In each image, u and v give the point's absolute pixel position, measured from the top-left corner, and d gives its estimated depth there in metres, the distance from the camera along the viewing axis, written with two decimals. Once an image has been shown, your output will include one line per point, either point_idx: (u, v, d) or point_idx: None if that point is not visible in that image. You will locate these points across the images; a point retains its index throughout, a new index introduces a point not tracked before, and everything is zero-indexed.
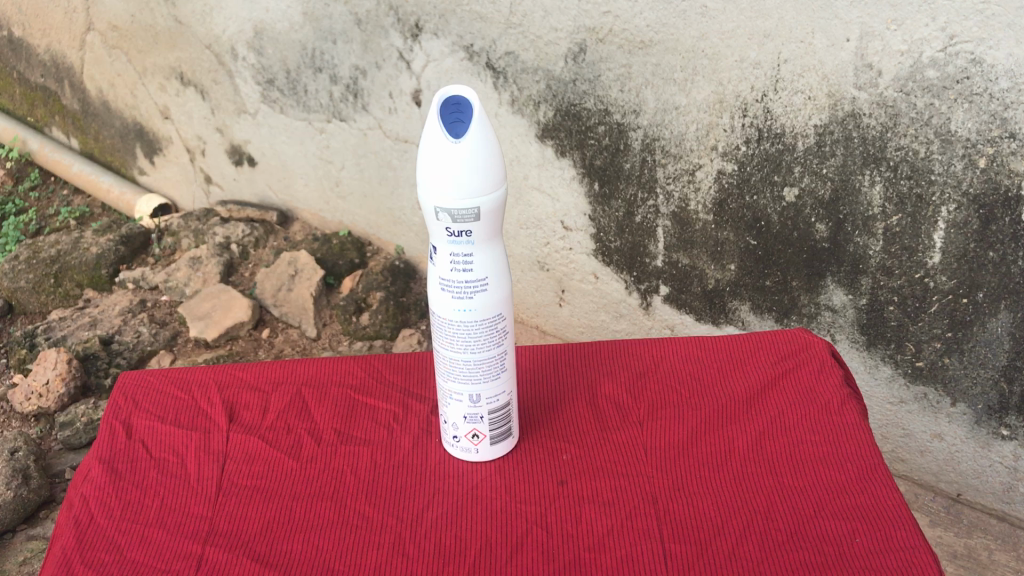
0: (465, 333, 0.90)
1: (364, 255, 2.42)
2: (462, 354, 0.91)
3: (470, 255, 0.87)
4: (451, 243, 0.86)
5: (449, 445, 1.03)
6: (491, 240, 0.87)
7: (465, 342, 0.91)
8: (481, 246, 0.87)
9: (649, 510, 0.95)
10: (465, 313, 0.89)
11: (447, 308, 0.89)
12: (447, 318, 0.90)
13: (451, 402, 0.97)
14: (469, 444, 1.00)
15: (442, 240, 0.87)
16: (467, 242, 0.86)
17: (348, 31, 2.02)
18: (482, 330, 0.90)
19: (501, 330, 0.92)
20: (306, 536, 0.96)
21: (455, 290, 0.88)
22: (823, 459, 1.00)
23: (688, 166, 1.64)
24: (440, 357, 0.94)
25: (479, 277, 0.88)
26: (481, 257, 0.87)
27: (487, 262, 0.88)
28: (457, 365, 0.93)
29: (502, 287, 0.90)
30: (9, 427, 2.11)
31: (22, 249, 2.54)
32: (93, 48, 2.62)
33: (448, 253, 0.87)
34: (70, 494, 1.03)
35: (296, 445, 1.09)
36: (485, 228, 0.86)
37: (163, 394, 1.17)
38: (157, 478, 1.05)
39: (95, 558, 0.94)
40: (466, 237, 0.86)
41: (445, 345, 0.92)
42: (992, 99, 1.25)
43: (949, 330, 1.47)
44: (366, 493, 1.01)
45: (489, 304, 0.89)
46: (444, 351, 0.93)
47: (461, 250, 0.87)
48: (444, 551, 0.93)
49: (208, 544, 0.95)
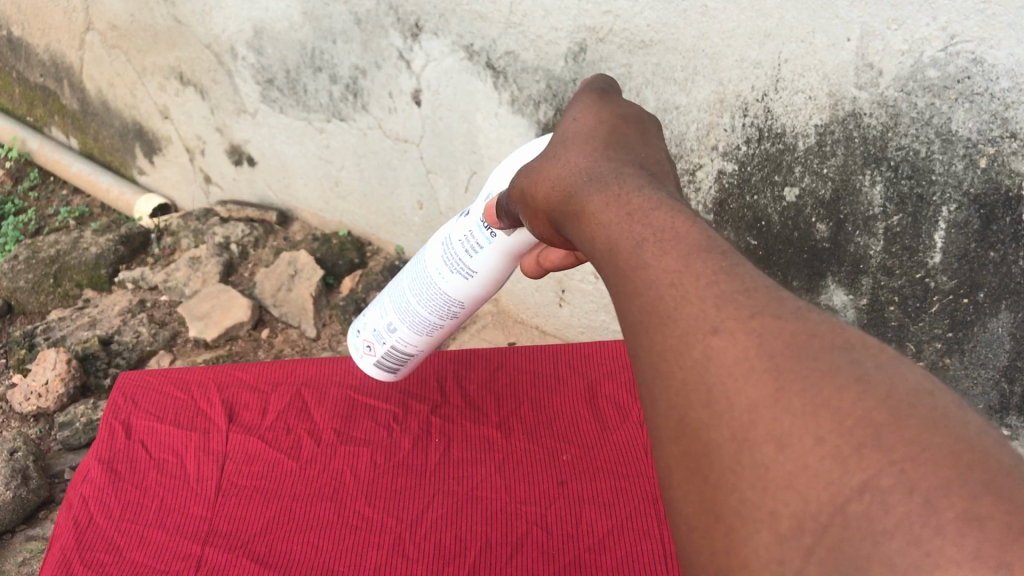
0: (431, 284, 1.10)
1: (364, 255, 2.40)
2: (419, 293, 1.11)
3: (479, 248, 1.05)
4: (476, 226, 1.04)
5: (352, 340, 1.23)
6: (503, 254, 1.05)
7: (426, 289, 1.10)
8: (489, 250, 1.04)
9: (646, 511, 1.07)
10: (442, 274, 1.08)
11: (437, 258, 1.09)
12: (432, 264, 1.09)
13: (382, 307, 1.17)
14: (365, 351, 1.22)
15: (475, 220, 1.05)
16: (484, 237, 1.04)
17: (348, 31, 2.01)
18: (441, 296, 1.10)
19: (445, 308, 1.11)
20: (306, 537, 1.06)
21: (452, 255, 1.07)
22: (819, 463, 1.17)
23: (688, 167, 1.64)
24: (404, 279, 1.13)
25: (472, 267, 1.06)
26: (484, 256, 1.05)
27: (484, 264, 1.05)
28: (408, 296, 1.12)
29: (475, 287, 1.08)
30: (9, 427, 2.11)
31: (22, 249, 2.53)
32: (93, 48, 2.61)
33: (469, 229, 1.05)
34: (70, 494, 1.14)
35: (295, 446, 1.20)
36: (504, 243, 1.03)
37: (162, 394, 1.29)
38: (157, 477, 1.16)
39: (95, 558, 1.05)
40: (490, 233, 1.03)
41: (414, 278, 1.12)
42: (992, 99, 1.23)
43: (949, 330, 1.45)
44: (365, 494, 1.12)
45: (453, 286, 1.08)
46: (410, 279, 1.12)
47: (480, 239, 1.04)
48: (444, 552, 1.03)
49: (208, 545, 1.05)
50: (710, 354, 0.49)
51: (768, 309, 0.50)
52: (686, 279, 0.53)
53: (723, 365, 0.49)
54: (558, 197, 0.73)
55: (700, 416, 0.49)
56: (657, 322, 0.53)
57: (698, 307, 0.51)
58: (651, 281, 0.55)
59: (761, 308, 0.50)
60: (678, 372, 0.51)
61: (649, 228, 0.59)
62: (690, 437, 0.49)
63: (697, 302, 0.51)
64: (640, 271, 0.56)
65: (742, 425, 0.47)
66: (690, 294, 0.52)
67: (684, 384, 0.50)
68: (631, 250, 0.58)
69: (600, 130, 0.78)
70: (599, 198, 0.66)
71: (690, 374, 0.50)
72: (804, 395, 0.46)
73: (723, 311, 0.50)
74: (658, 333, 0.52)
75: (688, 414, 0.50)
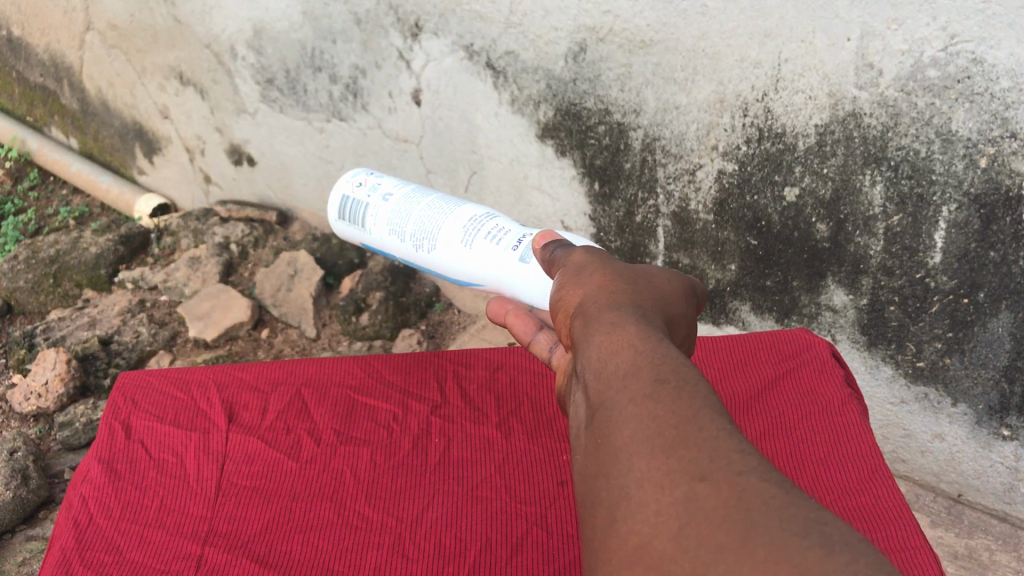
0: (440, 218, 1.23)
1: (363, 255, 2.40)
2: (433, 213, 1.25)
3: (492, 241, 1.17)
4: (513, 235, 1.16)
5: (373, 183, 1.37)
6: (497, 267, 1.16)
7: (435, 217, 1.24)
8: (490, 248, 1.17)
9: None
10: (455, 222, 1.22)
11: (471, 215, 1.22)
12: (465, 214, 1.22)
13: (401, 192, 1.32)
14: (364, 198, 1.36)
15: (518, 232, 1.17)
16: (503, 242, 1.16)
17: (348, 31, 2.01)
18: (432, 228, 1.24)
19: (426, 235, 1.25)
20: (306, 537, 1.06)
21: (481, 226, 1.19)
22: (818, 472, 1.20)
23: (688, 166, 1.63)
24: (440, 202, 1.27)
25: (472, 243, 1.19)
26: (482, 245, 1.18)
27: (476, 249, 1.18)
28: (428, 209, 1.26)
29: (449, 254, 1.22)
30: (9, 427, 2.11)
31: (22, 249, 2.53)
32: (93, 48, 2.61)
33: (507, 231, 1.17)
34: (70, 493, 1.14)
35: (295, 446, 1.20)
36: (505, 256, 1.15)
37: (162, 394, 1.29)
38: (157, 477, 1.16)
39: (95, 558, 1.04)
40: (511, 248, 1.15)
41: (445, 207, 1.25)
42: (992, 99, 1.23)
43: (949, 330, 1.46)
44: (365, 494, 1.12)
45: (448, 236, 1.21)
46: (442, 204, 1.26)
47: (506, 240, 1.16)
48: (444, 552, 1.03)
49: (207, 545, 1.05)
50: (691, 496, 0.52)
51: (756, 473, 0.53)
52: (684, 424, 0.56)
53: (698, 508, 0.51)
54: (594, 294, 0.75)
55: (664, 546, 0.51)
56: (646, 451, 0.56)
57: (693, 453, 0.54)
58: (655, 414, 0.58)
59: (751, 471, 0.53)
60: (654, 504, 0.53)
61: (671, 370, 0.61)
62: (648, 565, 0.51)
63: (691, 449, 0.55)
64: (649, 402, 0.59)
65: (703, 559, 0.48)
66: (689, 440, 0.55)
67: (656, 514, 0.52)
68: (650, 382, 0.60)
69: (679, 300, 0.79)
70: (635, 322, 0.68)
71: (666, 507, 0.52)
72: (771, 546, 0.47)
73: (714, 462, 0.53)
74: (644, 462, 0.56)
75: (652, 542, 0.51)
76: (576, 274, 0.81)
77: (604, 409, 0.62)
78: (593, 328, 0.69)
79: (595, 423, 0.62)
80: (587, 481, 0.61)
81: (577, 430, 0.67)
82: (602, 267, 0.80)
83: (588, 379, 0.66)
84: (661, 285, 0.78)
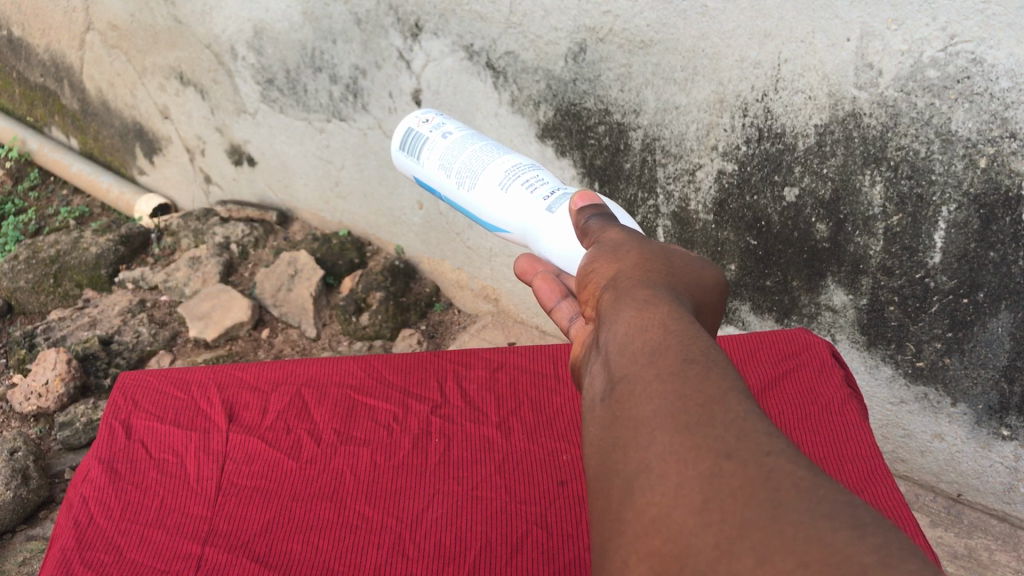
0: (487, 161, 1.12)
1: (364, 255, 2.40)
2: (481, 155, 1.13)
3: (529, 190, 1.05)
4: (553, 188, 1.05)
5: (435, 115, 1.24)
6: (525, 218, 1.04)
7: (481, 159, 1.12)
8: (524, 196, 1.05)
9: None
10: (498, 167, 1.10)
11: (517, 163, 1.10)
12: (512, 160, 1.10)
13: (461, 130, 1.19)
14: (420, 129, 1.23)
15: (560, 187, 1.05)
16: (539, 192, 1.04)
17: (348, 31, 2.01)
18: (475, 170, 1.12)
19: (470, 173, 1.13)
20: (306, 537, 1.06)
21: (524, 172, 1.08)
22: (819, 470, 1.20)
23: (688, 166, 1.63)
24: (491, 147, 1.14)
25: (508, 187, 1.07)
26: (518, 191, 1.06)
27: (511, 195, 1.06)
28: (477, 150, 1.14)
29: (486, 199, 1.10)
30: (10, 427, 2.11)
31: (22, 249, 2.53)
32: (93, 48, 2.61)
33: (549, 184, 1.06)
34: (70, 493, 1.15)
35: (295, 445, 1.20)
36: (537, 203, 1.03)
37: (161, 395, 1.30)
38: (157, 477, 1.17)
39: (95, 558, 1.05)
40: (544, 198, 1.03)
41: (495, 151, 1.13)
42: (992, 99, 1.23)
43: (949, 330, 1.46)
44: (365, 494, 1.12)
45: (489, 178, 1.10)
46: (490, 150, 1.14)
47: (542, 191, 1.05)
48: (444, 552, 1.03)
49: (208, 545, 1.05)
50: (716, 471, 0.51)
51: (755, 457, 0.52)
52: (711, 403, 0.55)
53: (722, 484, 0.50)
54: (627, 271, 0.74)
55: (685, 519, 0.50)
56: (670, 425, 0.55)
57: (721, 430, 0.53)
58: (680, 392, 0.56)
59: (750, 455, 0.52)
60: (676, 476, 0.52)
61: (700, 351, 0.60)
62: (668, 538, 0.50)
63: (718, 426, 0.54)
64: (676, 380, 0.57)
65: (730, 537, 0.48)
66: (715, 417, 0.54)
67: (677, 487, 0.52)
68: (679, 359, 0.59)
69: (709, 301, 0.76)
70: (666, 302, 0.67)
71: (686, 480, 0.52)
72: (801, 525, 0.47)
73: (742, 440, 0.52)
74: (666, 434, 0.55)
75: (674, 512, 0.51)
76: (613, 251, 0.79)
77: (625, 380, 0.60)
78: (623, 301, 0.68)
79: (616, 394, 0.61)
80: (601, 450, 0.60)
81: (591, 399, 0.65)
82: (640, 247, 0.78)
83: (610, 352, 0.65)
84: (698, 272, 0.76)
